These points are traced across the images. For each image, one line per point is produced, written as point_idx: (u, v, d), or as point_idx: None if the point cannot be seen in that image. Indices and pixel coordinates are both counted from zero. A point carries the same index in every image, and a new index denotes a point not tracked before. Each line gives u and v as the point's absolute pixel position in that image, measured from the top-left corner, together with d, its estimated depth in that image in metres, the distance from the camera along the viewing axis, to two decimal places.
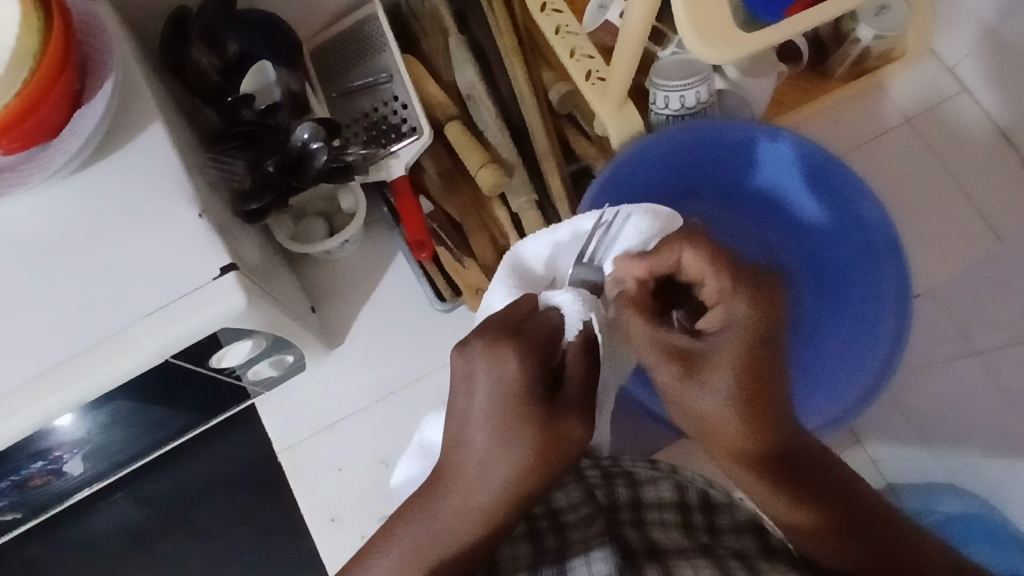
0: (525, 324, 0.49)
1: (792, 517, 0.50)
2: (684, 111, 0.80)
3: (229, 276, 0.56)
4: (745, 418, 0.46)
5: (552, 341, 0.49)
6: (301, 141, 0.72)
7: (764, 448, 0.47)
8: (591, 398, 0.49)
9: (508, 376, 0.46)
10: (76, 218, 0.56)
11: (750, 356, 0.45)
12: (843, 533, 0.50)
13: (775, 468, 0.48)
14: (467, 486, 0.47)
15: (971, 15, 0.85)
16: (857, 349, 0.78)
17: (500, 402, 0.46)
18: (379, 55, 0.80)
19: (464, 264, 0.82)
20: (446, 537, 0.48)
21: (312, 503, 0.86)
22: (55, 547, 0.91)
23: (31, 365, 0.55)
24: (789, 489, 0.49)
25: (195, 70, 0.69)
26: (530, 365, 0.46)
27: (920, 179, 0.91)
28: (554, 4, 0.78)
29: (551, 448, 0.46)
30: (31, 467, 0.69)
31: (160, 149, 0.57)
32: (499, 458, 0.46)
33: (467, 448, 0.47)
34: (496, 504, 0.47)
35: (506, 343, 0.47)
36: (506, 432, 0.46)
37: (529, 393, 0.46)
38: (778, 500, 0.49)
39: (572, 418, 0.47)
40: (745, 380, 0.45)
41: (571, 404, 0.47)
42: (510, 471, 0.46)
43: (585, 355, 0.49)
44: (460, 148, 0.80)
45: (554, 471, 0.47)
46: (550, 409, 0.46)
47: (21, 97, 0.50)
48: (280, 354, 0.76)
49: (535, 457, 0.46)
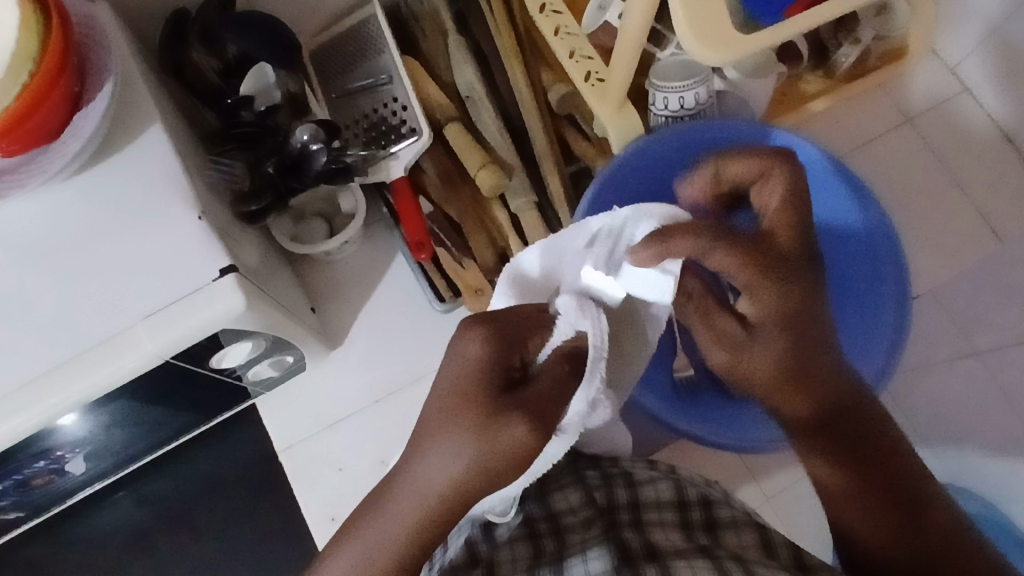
0: (505, 315, 0.49)
1: (843, 493, 0.56)
2: (683, 111, 0.80)
3: (229, 277, 0.56)
4: (793, 389, 0.55)
5: (525, 335, 0.48)
6: (301, 142, 0.72)
7: (812, 423, 0.56)
8: (555, 402, 0.46)
9: (466, 356, 0.46)
10: (76, 221, 0.56)
11: (791, 338, 0.53)
12: (892, 506, 0.54)
13: (816, 438, 0.56)
14: (417, 476, 0.46)
15: (972, 15, 0.85)
16: (863, 343, 0.79)
17: (454, 382, 0.46)
18: (379, 57, 0.81)
19: (464, 265, 0.82)
20: (393, 526, 0.46)
21: (313, 503, 0.87)
22: (56, 546, 0.91)
23: (32, 367, 0.55)
24: (834, 464, 0.56)
25: (194, 73, 0.69)
26: (489, 349, 0.46)
27: (922, 178, 0.91)
28: (553, 5, 0.78)
29: (494, 439, 0.44)
30: (34, 466, 0.70)
31: (159, 151, 0.58)
32: (444, 441, 0.45)
33: (424, 436, 0.46)
34: (445, 497, 0.45)
35: (474, 326, 0.47)
36: (453, 411, 0.45)
37: (486, 375, 0.45)
38: (833, 476, 0.56)
39: (521, 414, 0.44)
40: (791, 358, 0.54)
41: (525, 401, 0.45)
42: (454, 459, 0.44)
43: (566, 364, 0.48)
44: (460, 149, 0.80)
45: (501, 471, 0.44)
46: (501, 397, 0.45)
47: (21, 100, 0.50)
48: (281, 354, 0.76)
49: (475, 444, 0.44)
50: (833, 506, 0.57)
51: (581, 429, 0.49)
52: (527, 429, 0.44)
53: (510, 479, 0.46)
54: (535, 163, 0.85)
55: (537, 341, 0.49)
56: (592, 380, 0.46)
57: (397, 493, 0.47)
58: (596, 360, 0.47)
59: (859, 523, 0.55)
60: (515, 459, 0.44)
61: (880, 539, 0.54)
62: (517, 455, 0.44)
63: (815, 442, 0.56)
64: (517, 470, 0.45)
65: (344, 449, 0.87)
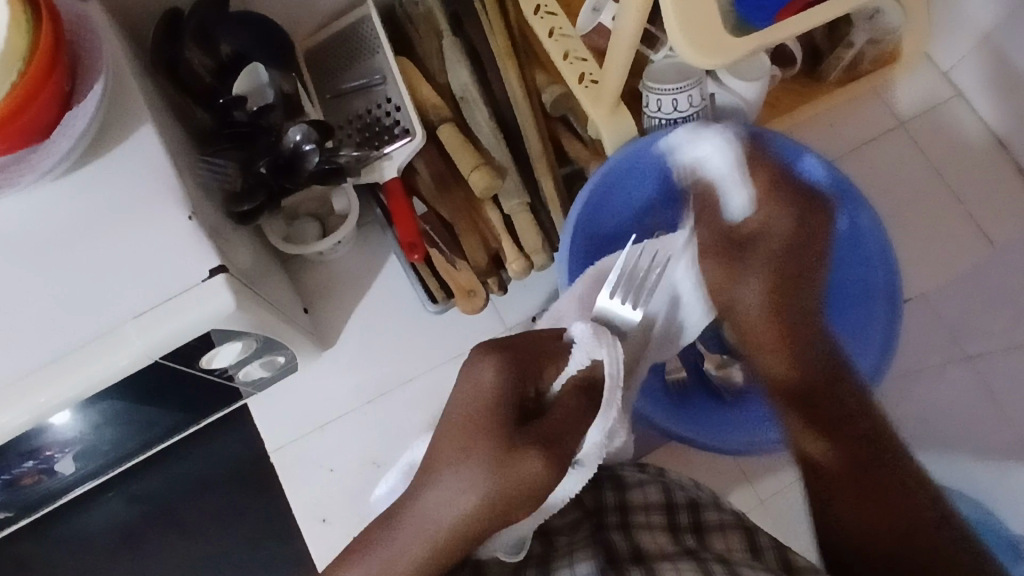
0: (520, 343, 0.52)
1: (848, 509, 0.57)
2: (677, 115, 0.79)
3: (219, 278, 0.56)
4: (777, 350, 0.66)
5: (540, 364, 0.51)
6: (293, 142, 0.72)
7: (803, 385, 0.64)
8: (570, 433, 0.48)
9: (481, 382, 0.48)
10: (64, 221, 0.56)
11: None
12: (890, 517, 0.55)
13: (812, 409, 0.63)
14: (429, 505, 0.45)
15: (965, 22, 0.86)
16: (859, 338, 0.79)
17: (470, 410, 0.47)
18: (372, 58, 0.81)
19: (455, 266, 0.83)
20: (400, 562, 0.46)
21: (304, 504, 0.87)
22: (43, 548, 0.91)
23: (18, 369, 0.55)
24: (854, 462, 0.59)
25: (188, 72, 0.69)
26: (503, 377, 0.48)
27: (913, 182, 0.91)
28: (548, 6, 0.78)
29: (508, 468, 0.44)
30: (22, 466, 0.70)
31: (150, 149, 0.57)
32: (458, 474, 0.45)
33: (434, 465, 0.46)
34: (453, 526, 0.45)
35: (489, 355, 0.49)
36: (468, 442, 0.45)
37: (502, 402, 0.47)
38: (848, 488, 0.58)
39: (538, 447, 0.45)
40: (766, 325, 0.67)
41: (540, 432, 0.46)
42: (466, 488, 0.44)
43: (582, 395, 0.50)
44: (454, 151, 0.80)
45: (513, 505, 0.44)
46: (516, 429, 0.45)
47: (10, 98, 0.50)
48: (271, 355, 0.76)
49: (488, 476, 0.44)
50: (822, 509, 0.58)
51: (598, 461, 0.51)
52: (543, 461, 0.44)
53: (521, 515, 0.45)
54: (528, 166, 0.85)
55: (551, 369, 0.52)
56: (610, 410, 0.50)
57: (403, 522, 0.46)
58: (614, 389, 0.50)
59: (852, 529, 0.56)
60: (531, 497, 0.44)
61: (864, 520, 0.56)
62: (533, 488, 0.44)
63: (814, 425, 0.62)
64: (528, 506, 0.45)
65: (338, 450, 0.87)
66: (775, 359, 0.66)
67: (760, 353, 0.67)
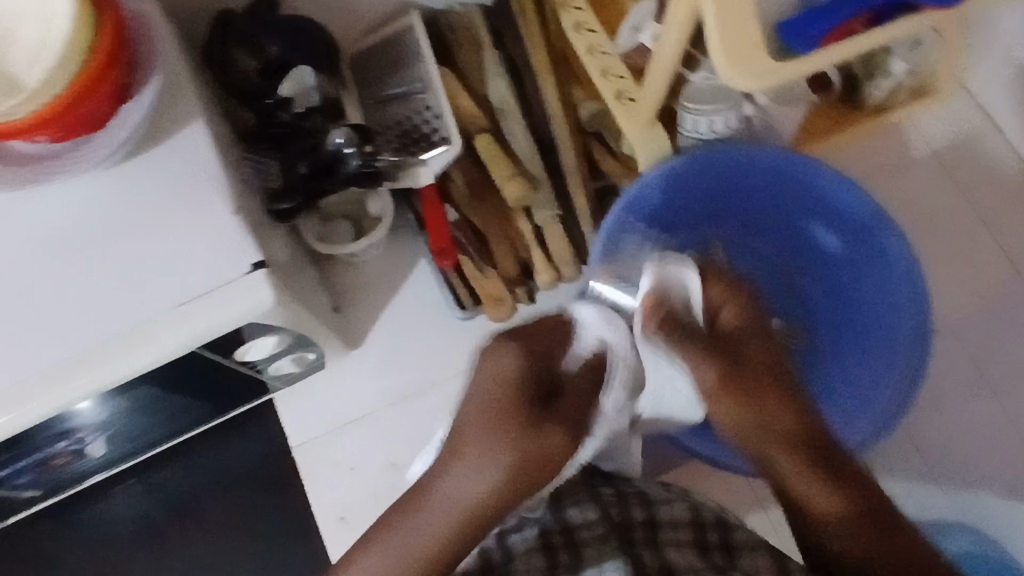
0: (530, 329, 0.57)
1: (851, 537, 0.52)
2: (713, 135, 0.83)
3: (260, 272, 0.58)
4: (772, 402, 0.54)
5: (550, 349, 0.56)
6: (334, 145, 0.74)
7: (806, 434, 0.54)
8: (582, 411, 0.54)
9: (502, 370, 0.53)
10: (112, 210, 0.58)
11: (759, 375, 0.54)
12: (881, 534, 0.52)
13: (813, 458, 0.54)
14: (462, 482, 0.51)
15: (1005, 54, 0.86)
16: (881, 368, 0.79)
17: (495, 393, 0.52)
18: (413, 66, 0.83)
19: (485, 273, 0.84)
20: (433, 538, 0.51)
21: (323, 503, 0.89)
22: (63, 531, 0.92)
23: (60, 351, 0.56)
24: (849, 494, 0.53)
25: (236, 71, 0.71)
26: (523, 362, 0.53)
27: (946, 213, 0.90)
28: (589, 23, 0.79)
29: (536, 446, 0.50)
30: (54, 446, 0.71)
31: (198, 145, 0.59)
32: (489, 454, 0.50)
33: (462, 446, 0.52)
34: (482, 501, 0.51)
35: (508, 343, 0.54)
36: (497, 424, 0.51)
37: (524, 385, 0.52)
38: (852, 530, 0.52)
39: (558, 426, 0.51)
40: (757, 379, 0.55)
41: (559, 413, 0.52)
42: (497, 465, 0.50)
43: (593, 376, 0.56)
44: (490, 162, 0.82)
45: (539, 479, 0.51)
46: (539, 411, 0.51)
47: (70, 88, 0.52)
48: (303, 351, 0.77)
49: (518, 455, 0.50)
50: (828, 533, 0.53)
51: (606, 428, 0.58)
52: (564, 437, 0.51)
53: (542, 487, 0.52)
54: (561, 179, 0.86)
55: (560, 352, 0.56)
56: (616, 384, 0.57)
57: (435, 500, 0.52)
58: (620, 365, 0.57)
59: (861, 547, 0.52)
60: (554, 468, 0.51)
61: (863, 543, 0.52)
62: (556, 461, 0.51)
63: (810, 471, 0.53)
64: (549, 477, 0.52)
65: (360, 449, 0.89)
66: (777, 411, 0.54)
67: (751, 412, 0.54)
